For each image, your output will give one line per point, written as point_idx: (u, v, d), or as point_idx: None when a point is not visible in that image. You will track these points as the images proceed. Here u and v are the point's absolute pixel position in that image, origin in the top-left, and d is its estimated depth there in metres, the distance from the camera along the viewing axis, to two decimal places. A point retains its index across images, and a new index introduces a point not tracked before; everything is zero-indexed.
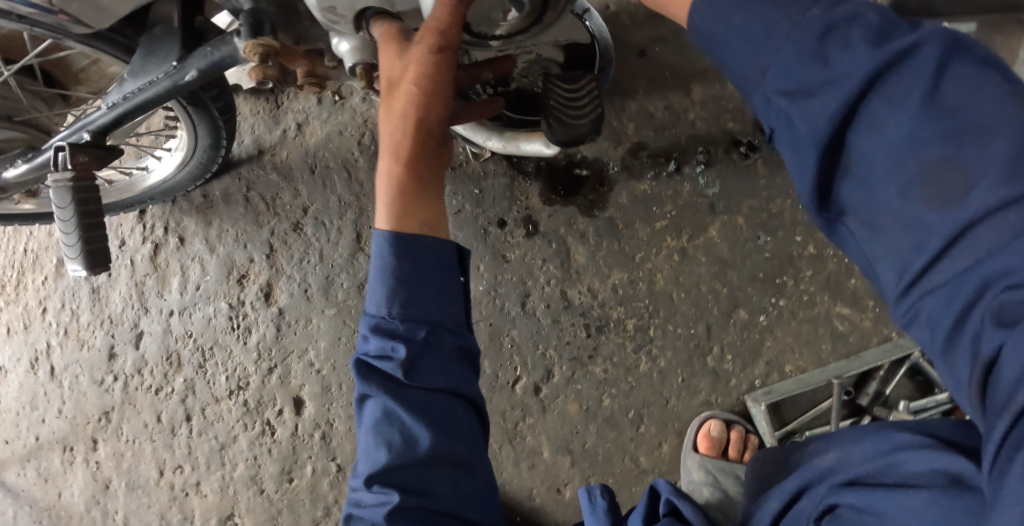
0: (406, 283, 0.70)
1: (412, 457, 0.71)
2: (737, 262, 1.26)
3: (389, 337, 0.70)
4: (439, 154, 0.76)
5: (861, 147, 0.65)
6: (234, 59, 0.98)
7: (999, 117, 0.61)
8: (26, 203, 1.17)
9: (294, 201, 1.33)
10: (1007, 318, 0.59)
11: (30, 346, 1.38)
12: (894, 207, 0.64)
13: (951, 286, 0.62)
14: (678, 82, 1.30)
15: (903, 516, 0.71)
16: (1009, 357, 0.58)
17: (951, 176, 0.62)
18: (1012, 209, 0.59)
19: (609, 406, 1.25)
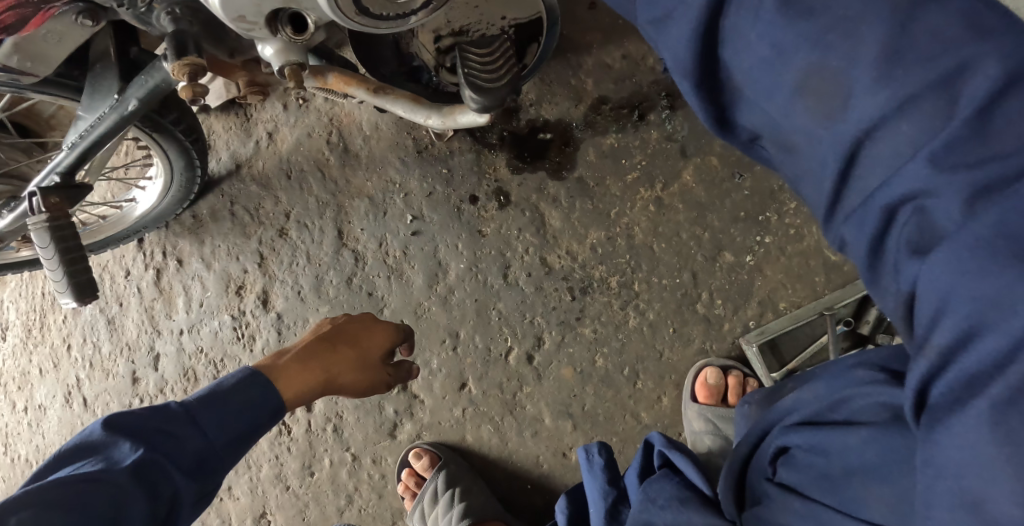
0: (211, 402, 0.87)
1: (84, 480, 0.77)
2: (716, 204, 1.22)
3: (121, 428, 0.82)
4: (308, 370, 0.94)
5: (735, 66, 0.54)
6: (169, 83, 0.99)
7: (869, 3, 0.49)
8: (25, 249, 1.26)
9: (276, 208, 1.37)
10: (919, 248, 0.48)
11: (63, 383, 1.49)
12: (785, 127, 0.54)
13: (858, 214, 0.51)
14: (632, 29, 1.24)
15: (848, 452, 0.75)
16: (924, 295, 0.48)
17: (830, 85, 0.50)
18: (902, 115, 0.48)
19: (603, 366, 1.24)
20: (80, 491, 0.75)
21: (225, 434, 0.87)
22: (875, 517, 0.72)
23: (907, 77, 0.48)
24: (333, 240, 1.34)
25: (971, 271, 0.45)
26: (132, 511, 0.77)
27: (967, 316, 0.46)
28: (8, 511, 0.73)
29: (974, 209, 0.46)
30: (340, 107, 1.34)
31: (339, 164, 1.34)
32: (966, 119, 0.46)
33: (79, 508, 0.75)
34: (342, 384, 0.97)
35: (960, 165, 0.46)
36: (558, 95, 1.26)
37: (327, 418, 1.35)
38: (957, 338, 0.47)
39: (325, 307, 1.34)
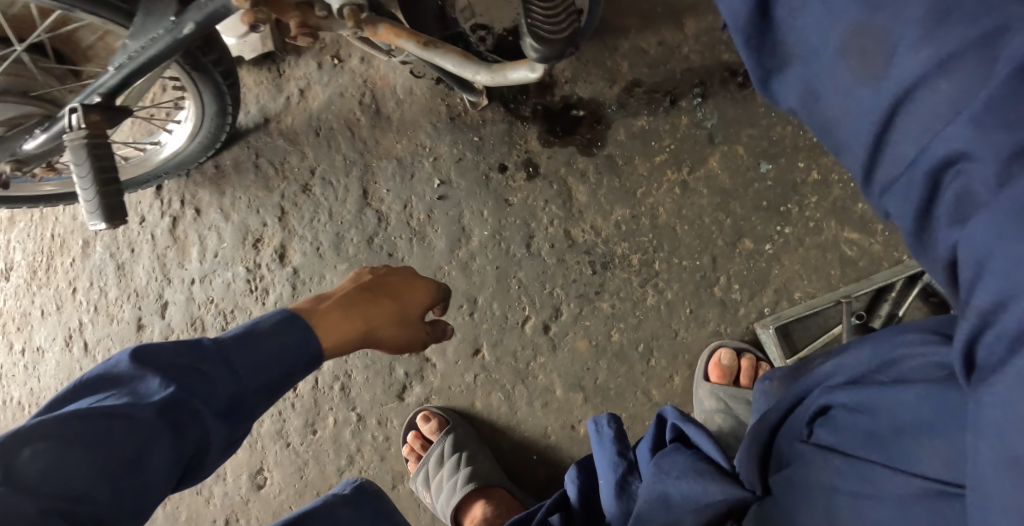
0: (248, 341, 0.80)
1: (110, 414, 0.70)
2: (740, 192, 1.25)
3: (150, 360, 0.74)
4: (347, 320, 0.88)
5: (788, 22, 0.51)
6: (228, 9, 0.98)
7: None
8: (48, 184, 1.29)
9: (302, 163, 1.37)
10: (958, 212, 0.45)
11: (64, 326, 1.47)
12: (832, 95, 0.50)
13: (901, 182, 0.48)
14: (670, 17, 1.27)
15: (894, 407, 0.76)
16: (963, 257, 0.45)
17: (876, 41, 0.47)
18: (944, 72, 0.45)
19: (618, 340, 1.26)
20: (100, 427, 0.69)
21: (260, 378, 0.80)
22: (926, 470, 0.71)
23: (952, 34, 0.45)
24: (357, 198, 1.34)
25: (1009, 231, 0.42)
26: (157, 453, 0.71)
27: (1005, 277, 0.43)
28: (21, 442, 0.66)
29: (1012, 172, 0.43)
30: (375, 69, 1.35)
31: (370, 125, 1.35)
32: (1009, 76, 0.43)
33: (101, 445, 0.68)
34: (377, 337, 0.91)
35: (1003, 123, 0.43)
36: (593, 75, 1.29)
37: (336, 376, 1.34)
38: (996, 299, 0.44)
39: (344, 265, 1.34)
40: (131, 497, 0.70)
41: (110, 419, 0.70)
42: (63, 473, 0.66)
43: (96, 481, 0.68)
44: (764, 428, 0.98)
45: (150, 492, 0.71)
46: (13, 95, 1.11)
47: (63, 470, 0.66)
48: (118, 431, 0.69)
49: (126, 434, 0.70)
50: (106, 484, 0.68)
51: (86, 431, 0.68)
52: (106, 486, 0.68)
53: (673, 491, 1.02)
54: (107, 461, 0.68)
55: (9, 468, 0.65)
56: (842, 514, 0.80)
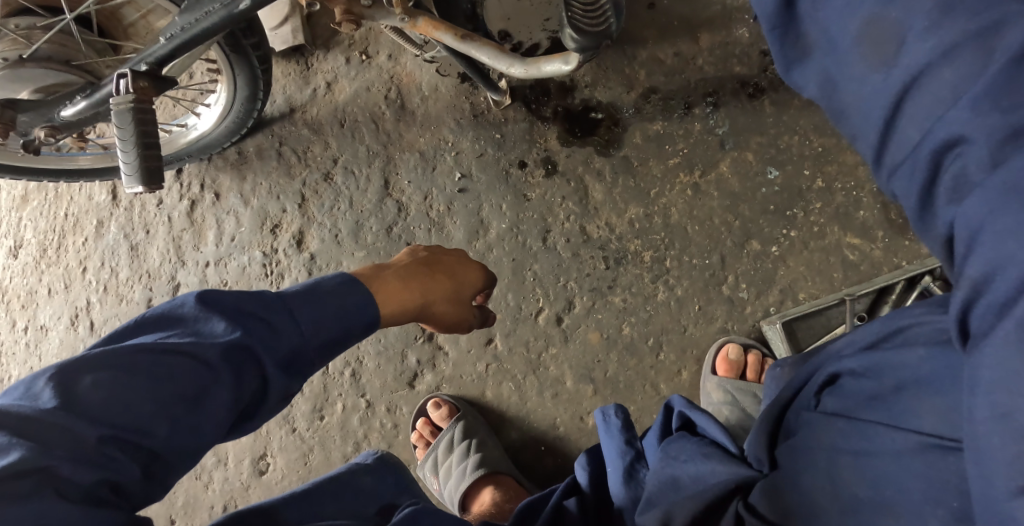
0: (308, 296, 0.78)
1: (172, 350, 0.68)
2: (748, 195, 1.30)
3: (213, 304, 0.73)
4: (407, 291, 0.88)
5: (812, 16, 0.57)
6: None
7: None
8: (82, 159, 1.38)
9: (324, 153, 1.41)
10: (955, 190, 0.51)
11: (71, 305, 1.51)
12: (847, 84, 0.57)
13: (907, 163, 0.54)
14: (686, 31, 1.35)
15: (898, 369, 0.78)
16: (959, 233, 0.51)
17: (888, 34, 0.54)
18: (946, 62, 0.51)
19: (628, 333, 1.29)
20: (162, 362, 0.67)
21: (322, 333, 0.78)
22: (925, 427, 0.73)
23: (954, 26, 0.51)
24: (378, 188, 1.38)
25: (999, 207, 0.48)
26: (215, 394, 0.69)
27: (997, 246, 0.48)
28: (83, 369, 0.65)
29: (1003, 155, 0.49)
30: (402, 66, 1.41)
31: (395, 119, 1.40)
32: (1005, 64, 0.49)
33: (162, 381, 0.67)
34: (431, 312, 0.91)
35: (999, 106, 0.49)
36: (612, 80, 1.35)
37: (347, 362, 1.36)
38: (987, 268, 0.49)
39: (361, 252, 1.37)
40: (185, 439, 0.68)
41: (171, 355, 0.68)
42: (122, 405, 0.64)
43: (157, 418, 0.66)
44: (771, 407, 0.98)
45: (207, 435, 0.69)
46: (52, 62, 1.15)
47: (126, 403, 0.65)
48: (180, 368, 0.68)
49: (187, 372, 0.68)
50: (166, 420, 0.66)
51: (147, 365, 0.67)
52: (164, 423, 0.66)
53: (682, 473, 0.99)
54: (165, 396, 0.67)
55: (70, 395, 0.63)
56: (843, 473, 0.80)
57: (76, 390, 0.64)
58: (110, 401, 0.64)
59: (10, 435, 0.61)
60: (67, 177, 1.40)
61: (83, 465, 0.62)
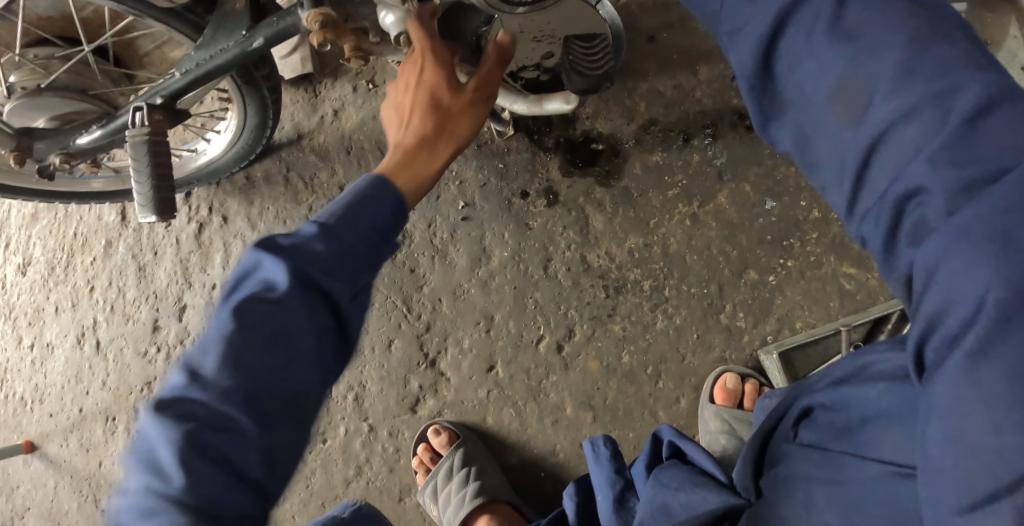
0: (348, 218, 0.68)
1: (260, 299, 0.63)
2: (746, 225, 1.33)
3: (277, 248, 0.65)
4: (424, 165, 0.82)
5: (787, 78, 0.62)
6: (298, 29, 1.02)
7: (893, 35, 0.59)
8: (95, 182, 1.41)
9: (331, 180, 1.44)
10: (915, 235, 0.56)
11: (78, 323, 1.53)
12: (823, 138, 0.61)
13: (875, 211, 0.59)
14: (685, 63, 1.38)
15: (865, 404, 0.80)
16: (919, 273, 0.56)
17: (857, 94, 0.59)
18: (908, 120, 0.57)
19: (628, 362, 1.31)
20: (256, 319, 0.62)
21: (373, 240, 0.69)
22: (886, 456, 0.76)
23: (916, 89, 0.57)
24: None
25: (953, 249, 0.54)
26: (305, 336, 0.63)
27: (951, 286, 0.54)
28: (204, 344, 0.63)
29: (958, 204, 0.54)
30: None
31: None
32: (959, 125, 0.55)
33: (262, 336, 0.62)
34: (449, 106, 0.85)
35: (955, 162, 0.55)
36: (613, 112, 1.38)
37: (350, 386, 1.38)
38: (941, 304, 0.54)
39: None
40: (297, 390, 0.64)
41: (259, 305, 0.63)
42: (237, 366, 0.62)
43: (256, 390, 0.62)
44: (750, 442, 0.99)
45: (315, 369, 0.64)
46: (70, 92, 1.17)
47: (220, 392, 0.61)
48: (279, 312, 0.63)
49: (286, 318, 0.63)
50: (285, 371, 0.63)
51: (246, 322, 0.62)
52: (283, 368, 0.63)
53: (673, 501, 1.00)
54: (257, 346, 0.62)
55: (196, 372, 0.62)
56: (820, 502, 0.81)
57: (210, 363, 0.62)
58: (234, 368, 0.62)
59: (156, 428, 0.61)
60: (80, 200, 1.43)
61: (239, 457, 0.61)
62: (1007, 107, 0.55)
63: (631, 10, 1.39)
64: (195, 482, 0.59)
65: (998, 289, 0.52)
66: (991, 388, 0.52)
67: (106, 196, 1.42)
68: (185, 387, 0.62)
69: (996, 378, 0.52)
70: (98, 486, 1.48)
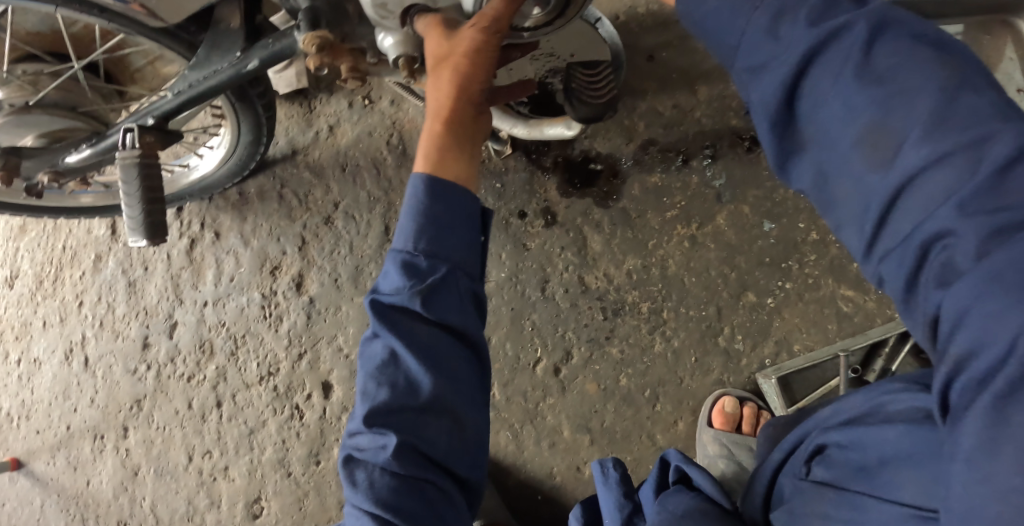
0: (434, 222, 0.74)
1: (402, 322, 0.74)
2: (744, 247, 1.32)
3: (410, 270, 0.74)
4: (458, 129, 0.80)
5: (810, 118, 0.63)
6: (295, 51, 1.00)
7: (922, 82, 0.59)
8: (84, 197, 1.38)
9: (325, 197, 1.42)
10: (941, 279, 0.56)
11: (66, 338, 1.50)
12: (843, 178, 0.62)
13: (899, 252, 0.59)
14: (684, 83, 1.37)
15: (881, 446, 0.79)
16: (945, 317, 0.56)
17: (885, 137, 0.59)
18: (937, 167, 0.57)
19: (625, 385, 1.30)
20: (411, 339, 0.74)
21: (471, 262, 0.76)
22: (906, 498, 0.74)
23: (946, 137, 0.57)
24: (379, 234, 1.39)
25: (984, 294, 0.54)
26: (448, 340, 0.74)
27: (979, 329, 0.54)
28: (374, 370, 0.75)
29: (988, 249, 0.54)
30: (404, 112, 1.42)
31: (396, 165, 1.41)
32: (991, 174, 0.55)
33: (418, 352, 0.73)
34: (451, 49, 0.81)
35: (985, 210, 0.55)
36: (611, 132, 1.37)
37: (345, 407, 1.36)
38: (970, 347, 0.54)
39: (360, 298, 1.38)
40: (445, 417, 0.75)
41: (405, 326, 0.74)
42: (410, 379, 0.74)
43: (410, 429, 0.74)
44: (765, 474, 1.01)
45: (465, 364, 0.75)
46: (59, 110, 1.15)
47: (385, 439, 0.74)
48: (430, 324, 0.74)
49: (430, 333, 0.74)
50: (445, 376, 0.74)
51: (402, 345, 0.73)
52: (441, 374, 0.74)
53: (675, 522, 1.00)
54: (420, 360, 0.73)
55: (374, 394, 0.74)
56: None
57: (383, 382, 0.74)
58: (400, 384, 0.74)
59: (367, 440, 0.75)
60: (69, 215, 1.40)
61: (432, 477, 0.74)
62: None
63: (631, 27, 1.39)
64: (399, 505, 0.73)
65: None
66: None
67: (95, 210, 1.39)
68: (361, 441, 0.76)
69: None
70: (86, 506, 1.45)
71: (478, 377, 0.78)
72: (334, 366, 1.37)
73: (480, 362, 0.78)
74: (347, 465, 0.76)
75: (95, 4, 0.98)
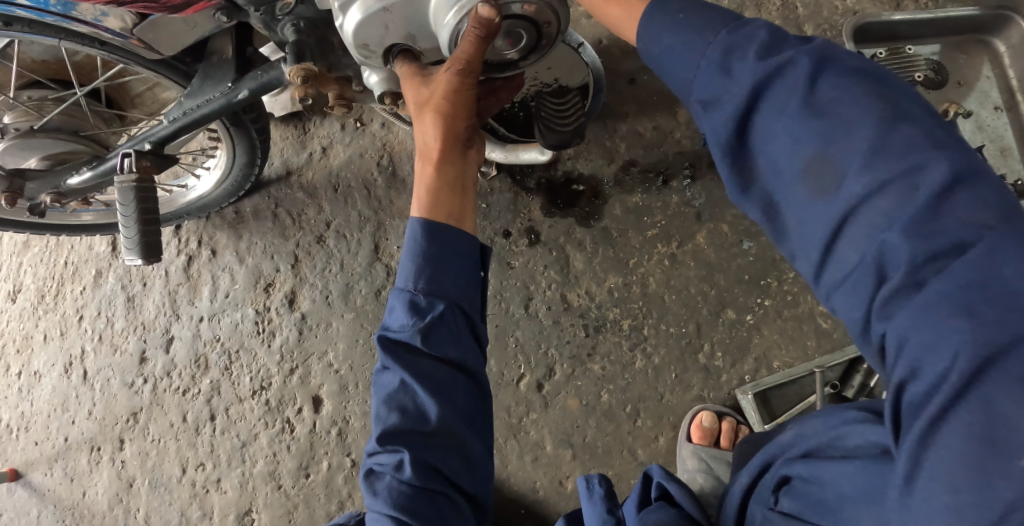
0: (432, 262, 0.80)
1: (404, 356, 0.79)
2: (724, 265, 1.34)
3: (414, 307, 0.79)
4: (450, 166, 0.87)
5: (760, 150, 0.65)
6: (282, 81, 1.05)
7: (861, 114, 0.61)
8: (85, 215, 1.43)
9: (318, 216, 1.47)
10: (884, 309, 0.59)
11: (65, 352, 1.55)
12: (792, 209, 0.64)
13: (849, 279, 0.61)
14: (665, 106, 1.41)
15: (838, 481, 0.78)
16: (889, 345, 0.59)
17: (830, 168, 0.62)
18: (879, 194, 0.59)
19: (607, 400, 1.33)
20: (419, 367, 0.79)
21: (469, 298, 0.81)
22: None
23: (886, 165, 0.60)
24: (368, 252, 1.43)
25: (918, 323, 0.57)
26: (446, 368, 0.80)
27: (917, 356, 0.57)
28: (383, 399, 0.80)
29: (926, 276, 0.58)
30: (395, 134, 1.47)
31: (386, 186, 1.45)
32: (928, 200, 0.58)
33: (424, 381, 0.79)
34: (431, 94, 0.86)
35: (923, 235, 0.58)
36: (593, 153, 1.41)
37: (334, 421, 1.39)
38: (910, 370, 0.58)
39: (350, 314, 1.42)
40: (453, 438, 0.80)
41: (407, 358, 0.79)
42: (417, 404, 0.80)
43: (421, 448, 0.80)
44: (733, 503, 0.99)
45: (466, 385, 0.81)
46: (62, 134, 1.19)
47: (400, 455, 0.80)
48: (432, 356, 0.79)
49: (435, 367, 0.80)
50: (455, 397, 0.80)
51: (407, 375, 0.79)
52: (444, 399, 0.79)
53: None
54: (424, 387, 0.79)
55: (385, 418, 0.80)
56: None
57: (393, 406, 0.80)
58: (408, 410, 0.80)
59: (389, 459, 0.81)
60: (70, 232, 1.45)
61: (444, 488, 0.81)
62: (973, 185, 0.58)
63: (614, 53, 1.44)
64: (416, 510, 0.79)
65: (964, 362, 0.55)
66: (951, 454, 0.56)
67: (95, 228, 1.44)
68: (380, 458, 0.81)
69: (954, 445, 0.55)
70: (81, 517, 1.49)
71: (478, 403, 0.83)
72: (324, 380, 1.41)
73: (480, 385, 0.83)
74: (367, 476, 0.82)
75: (94, 38, 1.04)
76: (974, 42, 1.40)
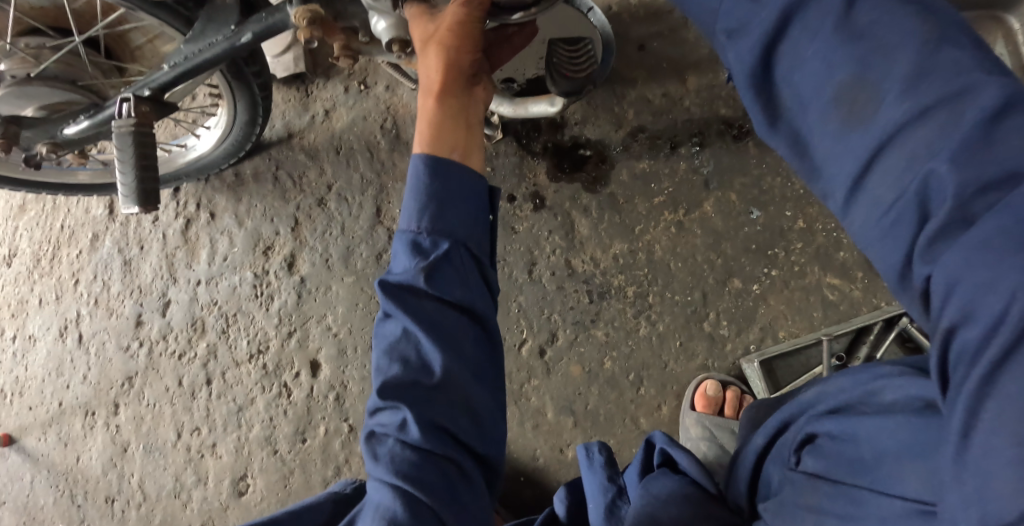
0: (436, 199, 0.77)
1: (407, 302, 0.77)
2: (730, 234, 1.32)
3: (421, 249, 0.77)
4: (453, 100, 0.84)
5: (789, 80, 0.60)
6: (286, 25, 1.03)
7: (900, 37, 0.56)
8: (81, 175, 1.40)
9: (319, 179, 1.44)
10: (930, 246, 0.54)
11: (61, 316, 1.53)
12: (824, 142, 0.59)
13: (889, 216, 0.56)
14: (674, 72, 1.37)
15: (875, 436, 0.76)
16: (935, 287, 0.54)
17: (866, 95, 0.57)
18: (922, 121, 0.55)
19: (610, 368, 1.31)
20: (424, 314, 0.77)
21: (477, 240, 0.78)
22: (909, 491, 0.70)
23: (929, 92, 0.55)
24: (370, 215, 1.41)
25: (971, 259, 0.51)
26: (452, 316, 0.77)
27: (970, 298, 0.52)
28: (388, 351, 0.78)
29: (979, 208, 0.52)
30: (398, 97, 1.44)
31: (389, 148, 1.42)
32: (978, 125, 0.53)
33: (428, 329, 0.76)
34: (437, 28, 0.85)
35: (974, 164, 0.52)
36: (601, 119, 1.38)
37: (331, 386, 1.37)
38: (960, 315, 0.52)
39: (350, 277, 1.39)
40: (459, 393, 0.77)
41: (410, 302, 0.77)
42: (422, 354, 0.77)
43: (425, 403, 0.77)
44: (749, 462, 0.98)
45: (475, 337, 0.79)
46: (58, 82, 1.17)
47: (402, 413, 0.77)
48: (438, 299, 0.77)
49: (440, 313, 0.77)
50: (464, 350, 0.78)
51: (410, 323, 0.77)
52: (449, 349, 0.77)
53: (662, 513, 0.95)
54: (427, 334, 0.76)
55: (389, 371, 0.78)
56: None
57: (396, 354, 0.78)
58: (412, 362, 0.78)
59: (394, 416, 0.78)
60: (68, 191, 1.42)
61: (450, 451, 0.77)
62: None
63: (622, 19, 1.40)
64: (422, 479, 0.76)
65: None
66: (1013, 402, 0.50)
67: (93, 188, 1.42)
68: (382, 418, 0.79)
69: (1018, 392, 0.50)
70: (74, 482, 1.47)
71: (487, 354, 0.80)
72: (322, 344, 1.39)
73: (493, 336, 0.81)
74: (369, 440, 0.80)
75: None
76: (989, 18, 1.27)
